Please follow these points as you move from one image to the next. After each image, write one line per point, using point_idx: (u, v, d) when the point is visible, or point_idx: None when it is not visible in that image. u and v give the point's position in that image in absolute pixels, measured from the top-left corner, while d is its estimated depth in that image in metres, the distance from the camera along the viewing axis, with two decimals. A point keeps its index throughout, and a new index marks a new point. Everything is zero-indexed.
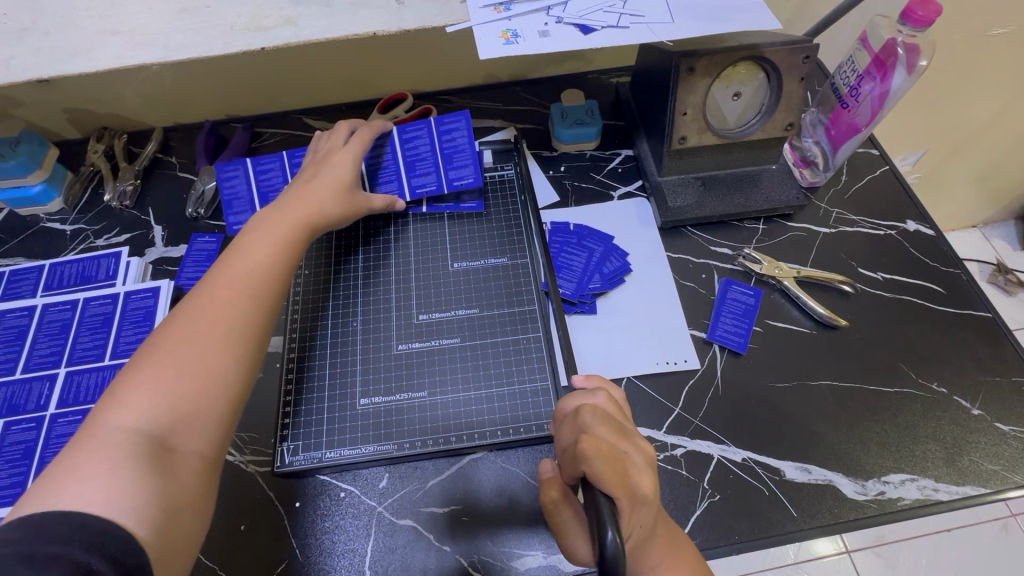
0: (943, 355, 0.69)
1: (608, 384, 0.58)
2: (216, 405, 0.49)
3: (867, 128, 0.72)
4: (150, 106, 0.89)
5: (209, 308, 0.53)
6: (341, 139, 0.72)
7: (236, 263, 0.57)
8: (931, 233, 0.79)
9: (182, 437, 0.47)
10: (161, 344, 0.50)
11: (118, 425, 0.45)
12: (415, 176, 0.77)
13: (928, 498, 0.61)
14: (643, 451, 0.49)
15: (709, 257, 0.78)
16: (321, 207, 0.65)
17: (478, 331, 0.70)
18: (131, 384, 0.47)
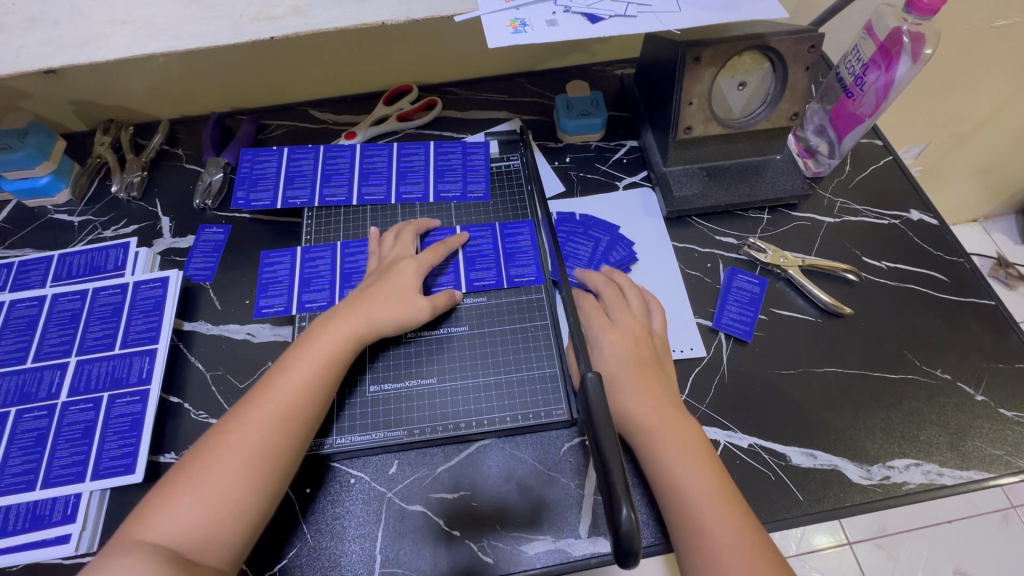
0: (947, 343, 0.70)
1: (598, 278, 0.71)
2: (242, 517, 0.52)
3: (871, 117, 0.73)
4: (156, 98, 0.90)
5: (247, 426, 0.55)
6: (403, 246, 0.71)
7: (274, 381, 0.58)
8: (934, 223, 0.80)
9: (200, 551, 0.50)
10: (197, 462, 0.54)
11: (151, 538, 0.50)
12: (474, 269, 0.73)
13: (932, 482, 0.62)
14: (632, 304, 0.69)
15: (715, 247, 0.78)
16: (369, 319, 0.63)
17: (486, 323, 0.70)
18: (176, 494, 0.52)
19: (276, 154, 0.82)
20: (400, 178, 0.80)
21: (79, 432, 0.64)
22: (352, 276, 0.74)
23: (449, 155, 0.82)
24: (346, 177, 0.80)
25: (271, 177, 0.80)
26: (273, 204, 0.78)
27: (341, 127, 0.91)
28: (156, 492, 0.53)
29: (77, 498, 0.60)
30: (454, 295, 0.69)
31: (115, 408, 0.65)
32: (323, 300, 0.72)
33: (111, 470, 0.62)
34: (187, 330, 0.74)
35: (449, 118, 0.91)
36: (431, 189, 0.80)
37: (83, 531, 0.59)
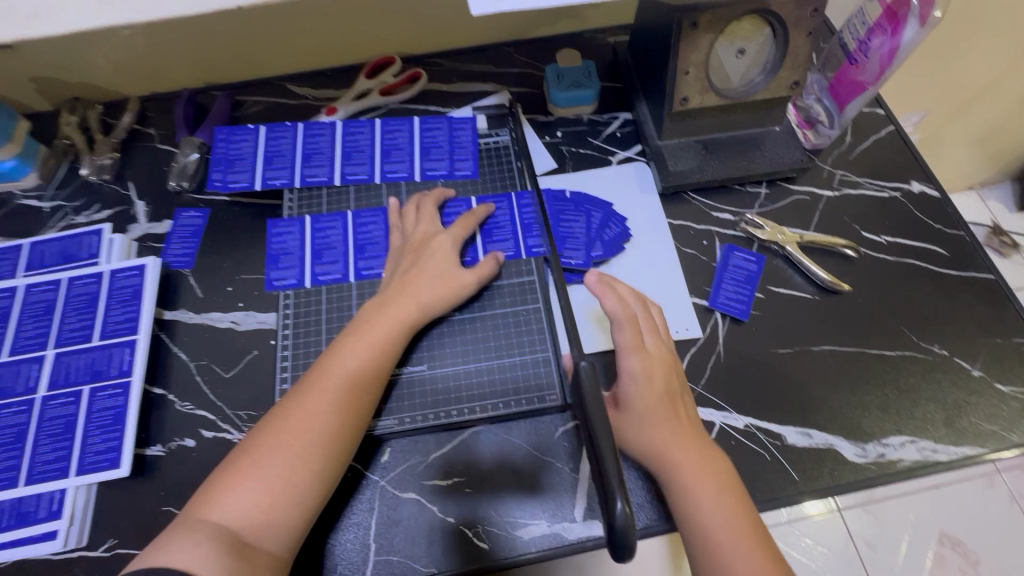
0: (945, 318, 0.69)
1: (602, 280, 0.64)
2: (301, 501, 0.53)
3: (874, 86, 0.70)
4: (123, 73, 0.85)
5: (308, 409, 0.56)
6: (427, 222, 0.70)
7: (332, 365, 0.59)
8: (935, 194, 0.78)
9: (261, 534, 0.51)
10: (260, 443, 0.55)
11: (214, 519, 0.51)
12: (491, 241, 0.72)
13: (927, 458, 0.62)
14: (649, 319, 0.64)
15: (711, 223, 0.76)
16: (419, 299, 0.64)
17: (482, 304, 0.69)
18: (236, 476, 0.53)
19: (252, 132, 0.78)
20: (384, 156, 0.77)
21: (61, 427, 0.62)
22: (365, 248, 0.73)
23: (435, 131, 0.79)
24: (327, 156, 0.77)
25: (249, 157, 0.76)
26: (252, 186, 0.74)
27: (321, 102, 0.87)
28: (219, 475, 0.54)
29: (63, 494, 0.59)
30: (499, 257, 0.69)
31: (97, 402, 0.64)
32: (337, 273, 0.71)
33: (97, 465, 0.61)
34: (168, 319, 0.71)
35: (434, 91, 0.87)
36: (417, 168, 0.76)
37: (70, 527, 0.58)
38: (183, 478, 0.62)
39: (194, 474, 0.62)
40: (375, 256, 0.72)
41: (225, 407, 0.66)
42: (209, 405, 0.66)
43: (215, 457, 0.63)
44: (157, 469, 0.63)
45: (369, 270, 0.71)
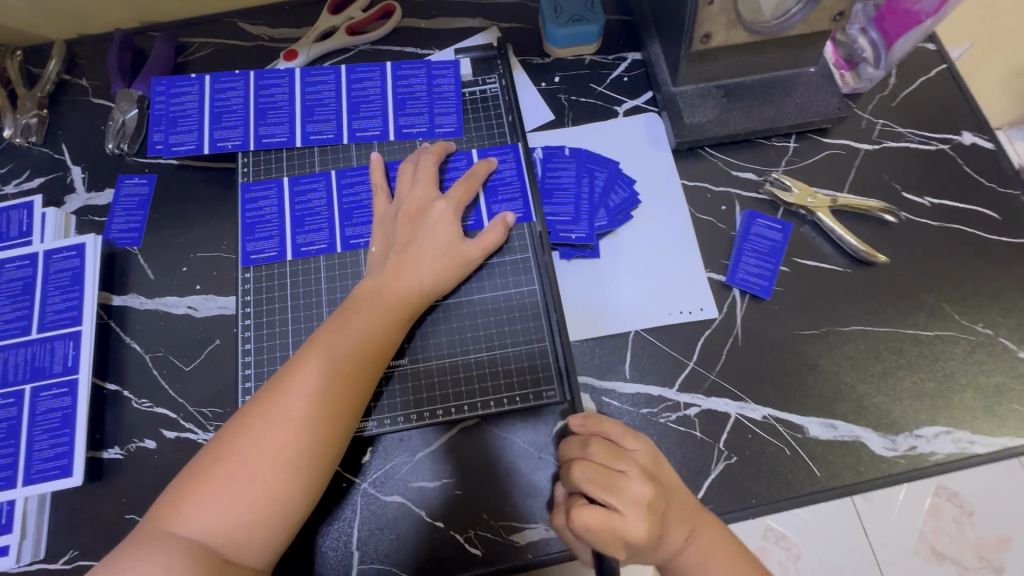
0: (992, 293, 0.61)
1: (602, 423, 0.50)
2: (285, 515, 0.47)
3: (931, 19, 0.59)
4: (40, 11, 0.71)
5: (295, 413, 0.48)
6: (424, 185, 0.60)
7: (323, 355, 0.51)
8: (989, 147, 0.68)
9: (240, 552, 0.45)
10: (238, 443, 0.47)
11: (185, 534, 0.44)
12: (497, 201, 0.62)
13: (963, 451, 0.56)
14: (640, 504, 0.44)
15: (730, 184, 0.66)
16: (420, 282, 0.56)
17: (478, 281, 0.61)
18: (208, 486, 0.46)
19: (197, 84, 0.66)
20: (352, 111, 0.66)
21: (4, 432, 0.56)
22: (352, 213, 0.63)
23: (411, 79, 0.67)
24: (286, 112, 0.66)
25: (194, 115, 0.65)
26: (199, 149, 0.64)
27: (278, 44, 0.74)
28: (188, 476, 0.47)
29: (11, 506, 0.54)
30: (507, 219, 0.60)
31: (41, 403, 0.57)
32: (323, 243, 0.62)
33: (46, 473, 0.55)
34: (117, 305, 0.63)
35: (411, 29, 0.74)
36: (391, 124, 0.66)
37: (23, 541, 0.53)
38: (144, 483, 0.57)
39: (156, 479, 0.57)
40: (365, 221, 0.62)
41: (186, 403, 0.59)
42: (168, 402, 0.59)
43: (178, 460, 0.57)
44: (115, 473, 0.57)
45: (359, 239, 0.62)
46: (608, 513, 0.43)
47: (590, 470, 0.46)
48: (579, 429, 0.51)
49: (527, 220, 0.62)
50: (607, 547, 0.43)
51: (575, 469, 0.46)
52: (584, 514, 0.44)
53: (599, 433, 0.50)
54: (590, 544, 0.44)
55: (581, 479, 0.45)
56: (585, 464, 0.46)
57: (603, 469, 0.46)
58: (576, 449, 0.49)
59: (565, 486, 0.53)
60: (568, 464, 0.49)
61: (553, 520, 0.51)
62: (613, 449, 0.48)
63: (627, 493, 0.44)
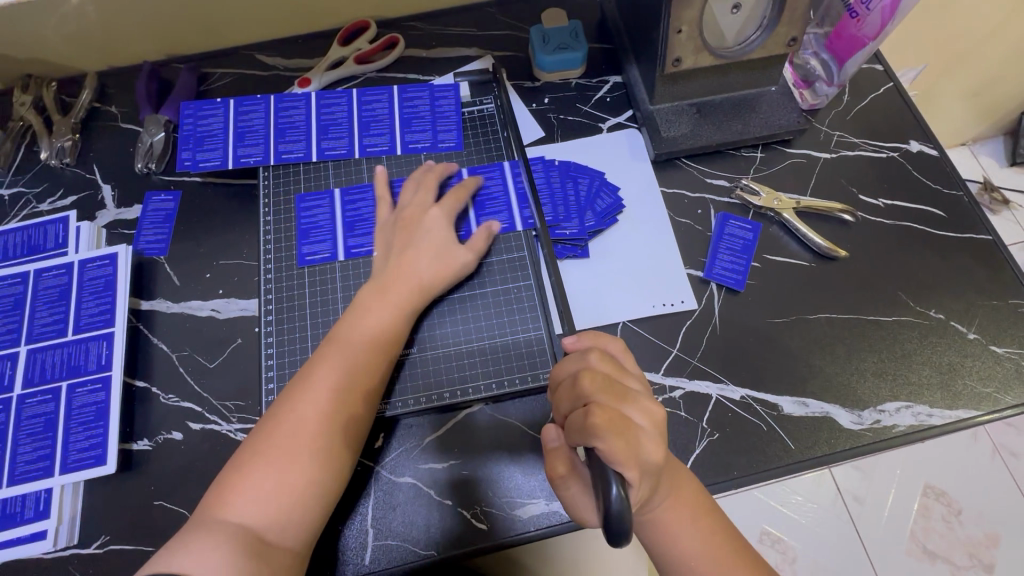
0: (942, 282, 0.68)
1: (600, 338, 0.55)
2: (319, 496, 0.51)
3: (875, 41, 0.67)
4: (76, 46, 0.78)
5: (322, 404, 0.54)
6: (423, 194, 0.66)
7: (340, 351, 0.57)
8: (934, 153, 0.76)
9: (280, 532, 0.49)
10: (273, 436, 0.52)
11: (231, 519, 0.49)
12: (493, 210, 0.69)
13: (922, 423, 0.62)
14: (650, 414, 0.47)
15: (706, 190, 0.74)
16: (423, 282, 0.62)
17: (479, 281, 0.66)
18: (249, 476, 0.51)
19: (221, 108, 0.73)
20: (363, 129, 0.73)
21: (40, 426, 0.61)
22: (355, 225, 0.69)
23: (416, 101, 0.74)
24: (303, 131, 0.73)
25: (219, 135, 0.72)
26: (224, 165, 0.71)
27: (292, 73, 0.82)
28: (228, 470, 0.52)
29: (48, 494, 0.58)
30: (499, 225, 0.66)
31: (76, 398, 0.62)
32: (338, 249, 0.68)
33: (81, 462, 0.59)
34: (146, 310, 0.68)
35: (414, 59, 0.82)
36: (398, 141, 0.73)
37: (59, 526, 0.57)
38: (171, 471, 0.61)
39: (184, 468, 0.61)
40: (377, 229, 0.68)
41: (210, 397, 0.64)
42: (194, 397, 0.64)
43: (204, 449, 0.62)
44: (145, 464, 0.61)
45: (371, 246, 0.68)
46: (624, 418, 0.45)
47: (600, 379, 0.48)
48: (574, 345, 0.54)
49: (523, 225, 0.69)
50: (623, 448, 0.43)
51: (585, 379, 0.48)
52: (603, 412, 0.45)
53: (598, 346, 0.55)
54: (607, 447, 0.43)
55: (595, 386, 0.47)
56: (595, 374, 0.48)
57: (611, 380, 0.49)
58: (576, 361, 0.51)
59: (559, 426, 0.52)
60: (571, 379, 0.50)
61: (553, 467, 0.50)
62: (616, 365, 0.51)
63: (641, 401, 0.47)
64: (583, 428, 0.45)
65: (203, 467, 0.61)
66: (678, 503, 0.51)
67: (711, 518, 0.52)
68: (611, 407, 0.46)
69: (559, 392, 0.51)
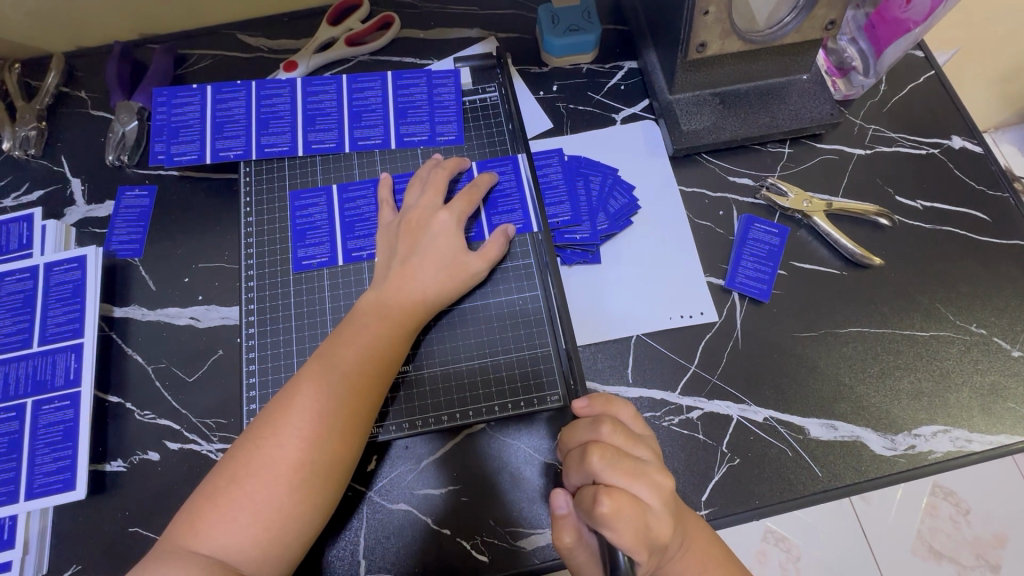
0: (984, 293, 0.63)
1: (613, 403, 0.50)
2: (299, 530, 0.47)
3: (920, 27, 0.60)
4: (39, 24, 0.71)
5: (306, 430, 0.48)
6: (430, 195, 0.60)
7: (331, 369, 0.51)
8: (978, 150, 0.69)
9: (254, 569, 0.45)
10: (251, 460, 0.47)
11: (202, 553, 0.44)
12: (497, 213, 0.63)
13: (960, 449, 0.57)
14: (659, 489, 0.43)
15: (727, 190, 0.68)
16: (424, 293, 0.56)
17: (490, 288, 0.61)
18: (222, 505, 0.46)
19: (198, 95, 0.67)
20: (354, 120, 0.67)
21: (5, 446, 0.56)
22: (354, 226, 0.63)
23: (412, 88, 0.68)
24: (288, 121, 0.66)
25: (196, 125, 0.66)
26: (202, 159, 0.64)
27: (277, 55, 0.75)
28: (200, 494, 0.47)
29: (13, 521, 0.53)
30: (508, 231, 0.60)
31: (43, 416, 0.57)
32: (325, 255, 0.62)
33: (49, 487, 0.55)
34: (119, 317, 0.63)
35: (409, 40, 0.75)
36: (393, 133, 0.66)
37: (25, 556, 0.53)
38: (147, 495, 0.56)
39: (160, 492, 0.56)
40: (369, 233, 0.62)
41: (189, 415, 0.59)
42: (172, 414, 0.59)
43: (182, 470, 0.57)
44: (118, 486, 0.57)
45: (362, 250, 0.62)
46: (633, 502, 0.41)
47: (611, 455, 0.43)
48: (586, 411, 0.50)
49: (528, 230, 0.62)
50: (632, 534, 0.40)
51: (595, 454, 0.43)
52: (612, 497, 0.40)
53: (609, 413, 0.50)
54: (616, 535, 0.39)
55: (604, 463, 0.42)
56: (605, 448, 0.43)
57: (622, 454, 0.44)
58: (587, 431, 0.47)
59: (569, 491, 0.47)
60: (581, 451, 0.45)
61: (559, 536, 0.45)
62: (628, 434, 0.47)
63: (652, 477, 0.42)
64: (592, 512, 0.41)
65: (181, 491, 0.56)
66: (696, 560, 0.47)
67: (724, 561, 0.49)
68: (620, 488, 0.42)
69: (567, 461, 0.46)
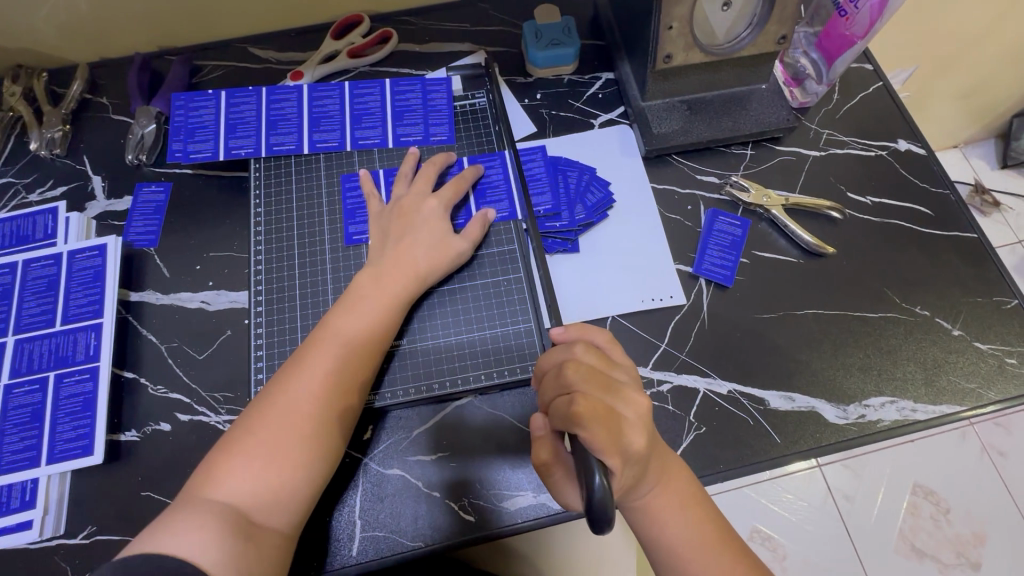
0: (928, 279, 0.69)
1: (587, 330, 0.55)
2: (310, 477, 0.52)
3: (863, 40, 0.67)
4: (68, 36, 0.78)
5: (315, 388, 0.53)
6: (419, 184, 0.67)
7: (337, 335, 0.57)
8: (922, 152, 0.76)
9: (268, 514, 0.49)
10: (265, 416, 0.52)
11: (222, 499, 0.49)
12: (486, 202, 0.69)
13: (906, 418, 0.62)
14: (633, 404, 0.48)
15: (695, 187, 0.74)
16: (416, 268, 0.62)
17: (470, 272, 0.67)
18: (237, 460, 0.50)
19: (213, 99, 0.73)
20: (355, 122, 0.73)
21: (28, 416, 0.61)
22: (356, 213, 0.69)
23: (408, 94, 0.75)
24: (295, 123, 0.73)
25: (210, 126, 0.72)
26: (215, 156, 0.71)
27: (285, 66, 0.82)
28: (217, 450, 0.51)
29: (35, 484, 0.58)
30: (487, 216, 0.66)
31: (64, 388, 0.62)
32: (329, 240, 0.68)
33: (69, 452, 0.59)
34: (135, 301, 0.68)
35: (406, 53, 0.82)
36: (390, 134, 0.73)
37: (45, 517, 0.57)
38: (159, 462, 0.61)
39: (171, 459, 0.61)
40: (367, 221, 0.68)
41: (199, 389, 0.64)
42: (183, 388, 0.64)
43: (192, 440, 0.62)
44: (132, 454, 0.61)
45: (361, 236, 0.68)
46: (607, 409, 0.46)
47: (584, 370, 0.48)
48: (562, 337, 0.55)
49: (512, 218, 0.69)
50: (606, 440, 0.43)
51: (570, 369, 0.48)
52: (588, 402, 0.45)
53: (583, 338, 0.55)
54: (590, 436, 0.43)
55: (579, 376, 0.47)
56: (579, 365, 0.49)
57: (596, 371, 0.49)
58: (562, 352, 0.51)
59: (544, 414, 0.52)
60: (556, 369, 0.50)
61: (535, 454, 0.50)
62: (603, 356, 0.51)
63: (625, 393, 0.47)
64: (566, 416, 0.45)
65: (189, 459, 0.61)
66: (673, 502, 0.51)
67: (700, 504, 0.52)
68: (595, 397, 0.47)
69: (544, 380, 0.51)
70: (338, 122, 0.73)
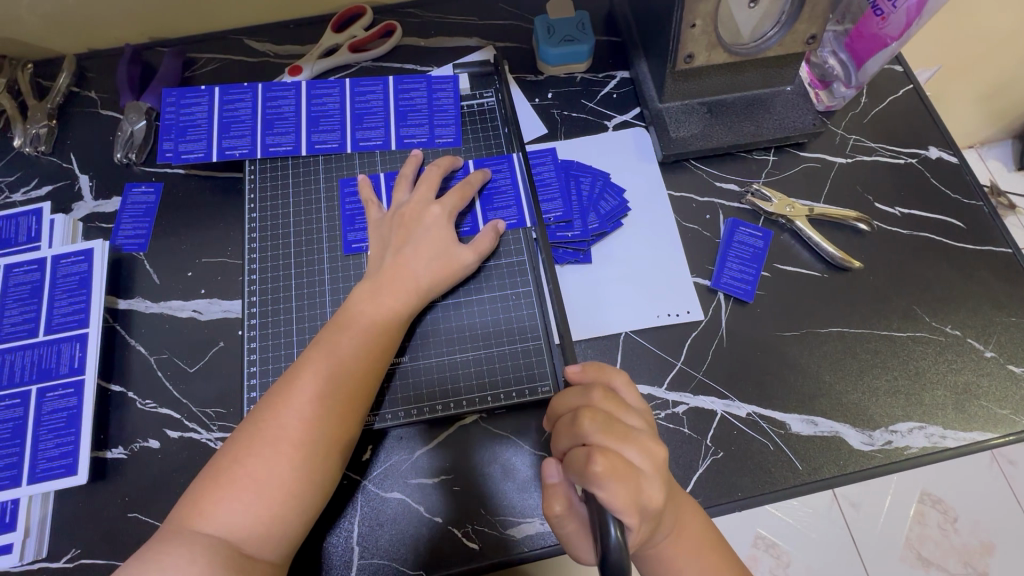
0: (959, 297, 0.65)
1: (604, 371, 0.52)
2: (302, 507, 0.48)
3: (897, 42, 0.64)
4: (53, 26, 0.74)
5: (306, 413, 0.50)
6: (421, 191, 0.63)
7: (329, 356, 0.53)
8: (954, 161, 0.72)
9: (260, 546, 0.46)
10: (254, 442, 0.49)
11: (210, 531, 0.46)
12: (492, 209, 0.66)
13: (934, 445, 0.59)
14: (651, 454, 0.44)
15: (714, 195, 0.70)
16: (417, 283, 0.58)
17: (477, 283, 0.63)
18: (225, 490, 0.47)
19: (206, 96, 0.69)
20: (356, 122, 0.69)
21: (10, 432, 0.57)
22: (356, 219, 0.65)
23: (412, 92, 0.71)
24: (293, 122, 0.69)
25: (203, 125, 0.68)
26: (208, 157, 0.67)
27: (282, 60, 0.78)
28: (205, 477, 0.48)
29: (16, 504, 0.55)
30: (498, 226, 0.63)
31: (47, 403, 0.58)
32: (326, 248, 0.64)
33: (51, 472, 0.56)
34: (123, 309, 0.65)
35: (410, 47, 0.78)
36: (393, 135, 0.69)
37: (26, 539, 0.54)
38: (147, 481, 0.58)
39: (160, 478, 0.58)
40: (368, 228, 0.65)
41: (190, 404, 0.61)
42: (172, 403, 0.61)
43: (182, 458, 0.58)
44: (118, 473, 0.58)
45: (361, 244, 0.64)
46: (626, 464, 0.43)
47: (601, 419, 0.45)
48: (578, 377, 0.51)
49: (521, 227, 0.65)
50: (625, 498, 0.41)
51: (586, 417, 0.45)
52: (606, 458, 0.42)
53: (601, 379, 0.51)
54: (608, 494, 0.40)
55: (596, 426, 0.44)
56: (595, 413, 0.45)
57: (613, 419, 0.46)
58: (578, 397, 0.48)
59: (558, 461, 0.48)
60: (571, 415, 0.47)
61: (549, 506, 0.47)
62: (620, 400, 0.48)
63: (642, 441, 0.44)
64: (582, 473, 0.42)
65: (178, 478, 0.58)
66: (688, 549, 0.48)
67: (715, 549, 0.49)
68: (612, 449, 0.43)
69: (558, 426, 0.48)
70: (338, 121, 0.69)
